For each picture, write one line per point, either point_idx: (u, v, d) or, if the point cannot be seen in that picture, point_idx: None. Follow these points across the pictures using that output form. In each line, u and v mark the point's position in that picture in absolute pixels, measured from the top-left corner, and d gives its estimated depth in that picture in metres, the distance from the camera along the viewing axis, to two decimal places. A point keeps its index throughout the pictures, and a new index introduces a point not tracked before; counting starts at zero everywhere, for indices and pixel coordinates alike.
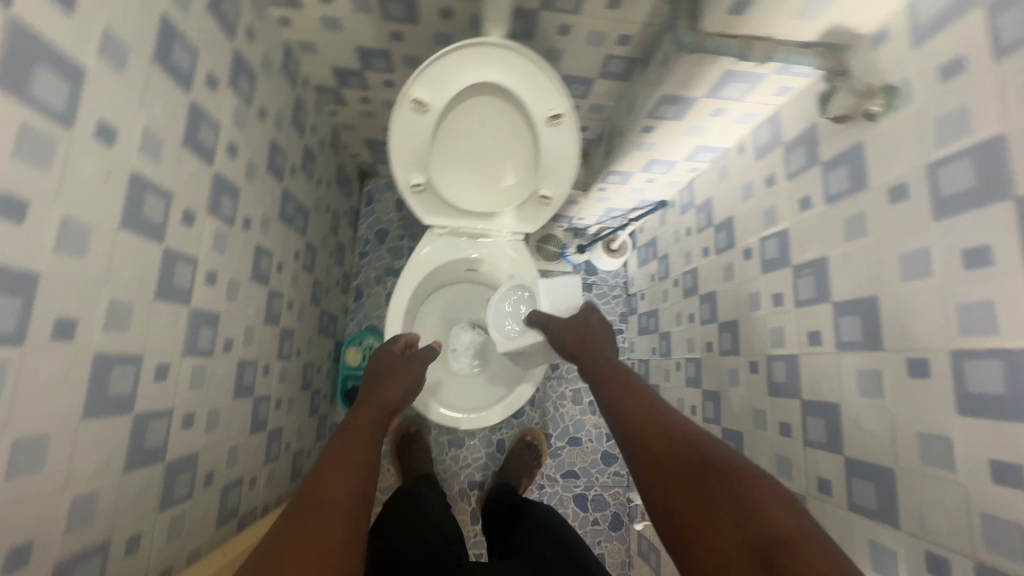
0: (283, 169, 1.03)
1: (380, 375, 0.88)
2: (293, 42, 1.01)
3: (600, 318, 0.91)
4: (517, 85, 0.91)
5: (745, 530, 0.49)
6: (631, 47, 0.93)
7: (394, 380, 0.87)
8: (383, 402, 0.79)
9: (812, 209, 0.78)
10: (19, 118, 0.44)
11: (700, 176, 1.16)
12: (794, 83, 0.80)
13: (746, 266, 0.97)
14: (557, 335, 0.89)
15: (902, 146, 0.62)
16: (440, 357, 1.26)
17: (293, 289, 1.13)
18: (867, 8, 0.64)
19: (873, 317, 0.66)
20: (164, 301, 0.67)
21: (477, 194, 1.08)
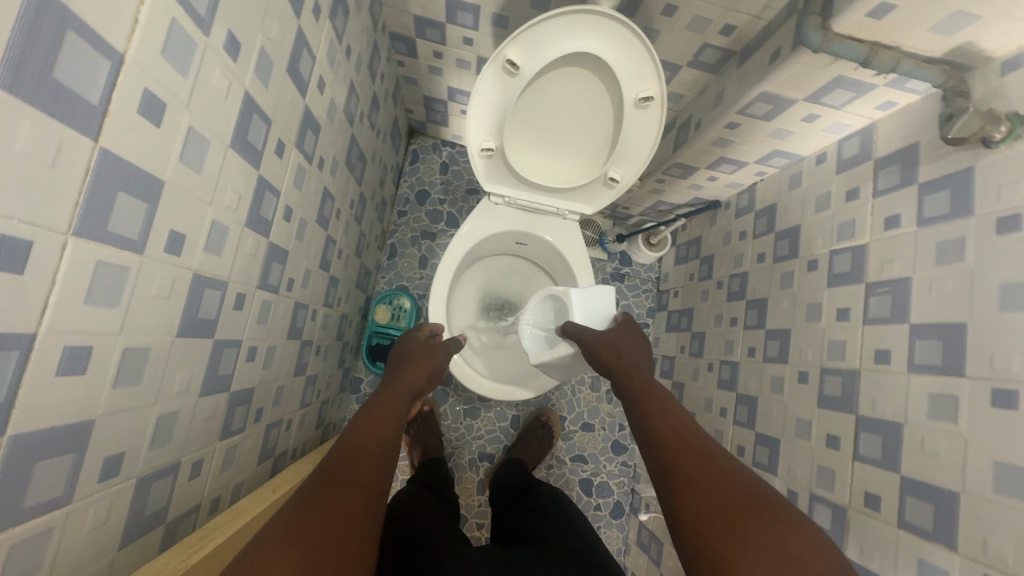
0: (354, 113, 1.00)
1: (400, 361, 0.82)
2: None
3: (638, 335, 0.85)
4: (613, 62, 0.89)
5: (784, 570, 0.44)
6: (732, 39, 0.91)
7: (415, 365, 0.82)
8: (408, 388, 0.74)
9: (900, 228, 0.78)
10: (172, 14, 0.42)
11: (766, 181, 1.14)
12: (900, 99, 0.80)
13: (808, 277, 0.96)
14: (592, 346, 0.81)
15: (1021, 177, 0.62)
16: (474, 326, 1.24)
17: (344, 237, 1.11)
18: (1008, 32, 0.62)
19: (957, 344, 0.66)
20: (251, 230, 0.65)
21: (543, 168, 1.07)
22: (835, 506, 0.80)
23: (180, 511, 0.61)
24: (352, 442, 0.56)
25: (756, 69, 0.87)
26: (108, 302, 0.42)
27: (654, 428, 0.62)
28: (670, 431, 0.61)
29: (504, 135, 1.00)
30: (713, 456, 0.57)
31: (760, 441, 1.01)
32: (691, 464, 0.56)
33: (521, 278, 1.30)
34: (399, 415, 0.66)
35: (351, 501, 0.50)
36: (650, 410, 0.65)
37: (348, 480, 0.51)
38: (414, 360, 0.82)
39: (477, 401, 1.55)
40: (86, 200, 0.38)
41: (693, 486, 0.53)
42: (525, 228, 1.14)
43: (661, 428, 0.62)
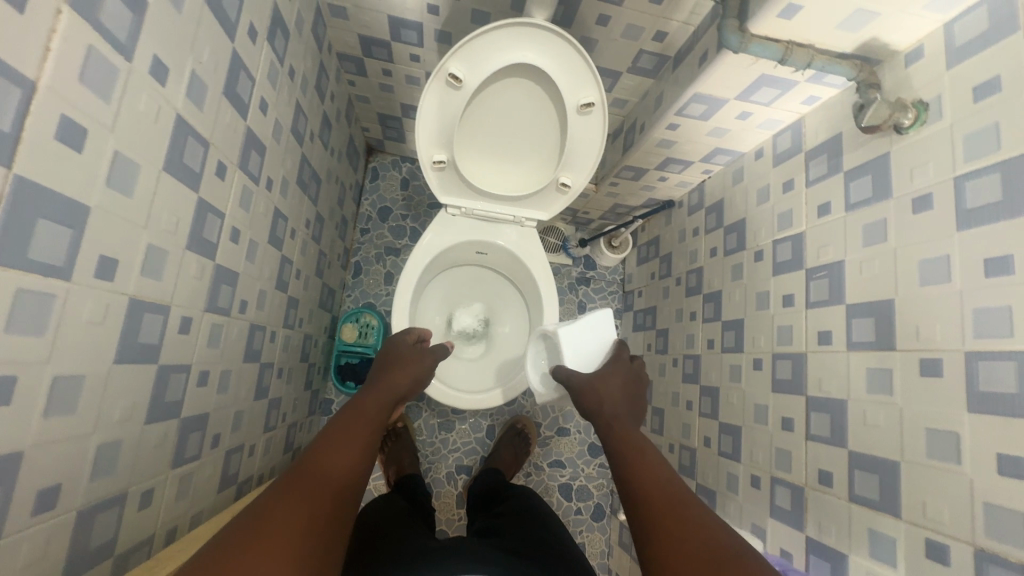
0: (303, 133, 1.01)
1: (389, 364, 0.78)
2: (324, 5, 0.99)
3: (631, 379, 0.74)
4: (554, 70, 0.92)
5: None
6: (665, 44, 0.96)
7: (404, 366, 0.78)
8: (393, 387, 0.70)
9: (831, 214, 0.82)
10: (90, 40, 0.43)
11: (713, 178, 1.19)
12: (821, 94, 0.84)
13: (756, 267, 1.00)
14: (578, 389, 0.73)
15: (928, 160, 0.66)
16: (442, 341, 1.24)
17: (302, 257, 1.10)
18: (906, 27, 0.67)
19: (887, 320, 0.69)
20: (195, 253, 0.65)
21: (497, 177, 1.09)
22: (794, 486, 0.82)
23: (130, 543, 0.60)
24: (328, 445, 0.54)
25: (688, 71, 0.90)
26: (33, 329, 0.42)
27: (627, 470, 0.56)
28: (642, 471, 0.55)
29: (454, 147, 1.02)
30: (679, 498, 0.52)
31: (724, 430, 1.03)
32: (664, 512, 0.50)
33: (484, 289, 1.32)
34: (381, 420, 0.63)
35: (321, 508, 0.49)
36: (622, 455, 0.58)
37: (314, 488, 0.50)
38: (403, 364, 0.78)
39: (451, 414, 1.55)
40: (3, 227, 0.38)
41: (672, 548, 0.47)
42: (484, 238, 1.16)
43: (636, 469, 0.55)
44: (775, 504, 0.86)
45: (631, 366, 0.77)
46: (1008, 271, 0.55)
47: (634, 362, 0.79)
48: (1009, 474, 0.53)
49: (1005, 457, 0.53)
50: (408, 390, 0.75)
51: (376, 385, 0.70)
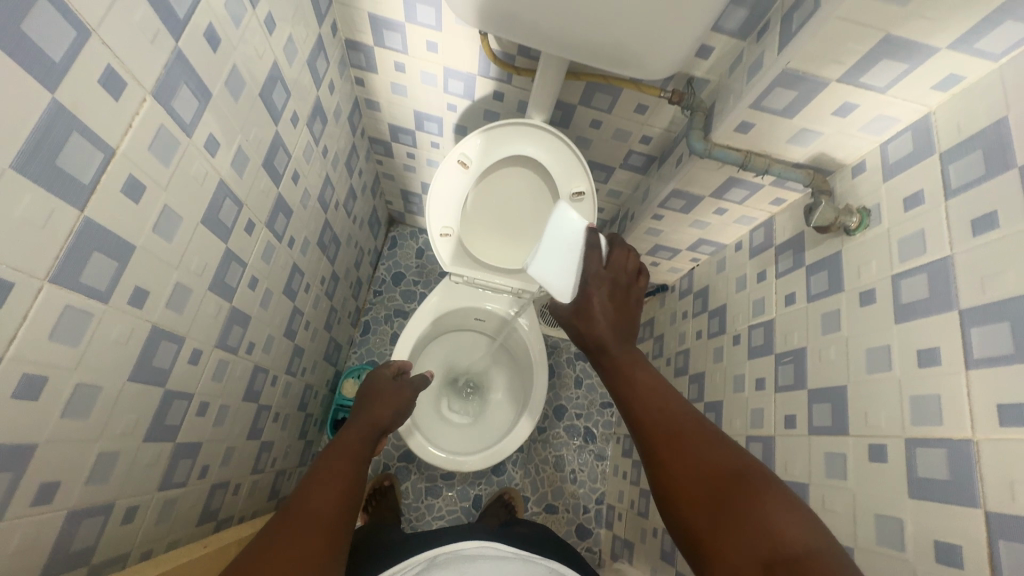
0: (329, 201, 1.15)
1: (368, 400, 0.84)
2: (361, 99, 1.17)
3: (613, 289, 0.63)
4: (550, 162, 1.05)
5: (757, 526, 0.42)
6: (651, 146, 1.08)
7: (382, 401, 0.84)
8: (372, 421, 0.77)
9: (796, 304, 0.88)
10: (161, 121, 0.56)
11: (700, 266, 1.27)
12: (787, 196, 0.94)
13: (734, 350, 1.05)
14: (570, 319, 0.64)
15: (871, 259, 0.73)
16: (435, 401, 1.29)
17: (313, 310, 1.20)
18: (847, 145, 0.77)
19: (842, 405, 0.72)
20: (215, 293, 0.75)
21: (497, 251, 1.20)
22: None
23: (107, 555, 0.64)
24: (317, 483, 0.60)
25: (669, 170, 1.02)
26: (70, 341, 0.50)
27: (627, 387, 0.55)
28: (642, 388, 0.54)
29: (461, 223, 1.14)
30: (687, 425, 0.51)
31: None
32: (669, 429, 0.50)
33: (479, 354, 1.37)
34: (365, 452, 0.69)
35: (311, 530, 0.54)
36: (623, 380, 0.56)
37: (308, 516, 0.55)
38: (382, 397, 0.84)
39: (439, 479, 1.55)
40: (67, 254, 0.48)
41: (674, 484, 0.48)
42: (482, 306, 1.24)
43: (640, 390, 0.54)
44: None
45: (618, 276, 0.64)
46: (936, 361, 0.60)
47: (610, 265, 0.65)
48: (945, 562, 0.54)
49: (941, 545, 0.54)
50: (390, 423, 0.80)
51: (358, 418, 0.77)
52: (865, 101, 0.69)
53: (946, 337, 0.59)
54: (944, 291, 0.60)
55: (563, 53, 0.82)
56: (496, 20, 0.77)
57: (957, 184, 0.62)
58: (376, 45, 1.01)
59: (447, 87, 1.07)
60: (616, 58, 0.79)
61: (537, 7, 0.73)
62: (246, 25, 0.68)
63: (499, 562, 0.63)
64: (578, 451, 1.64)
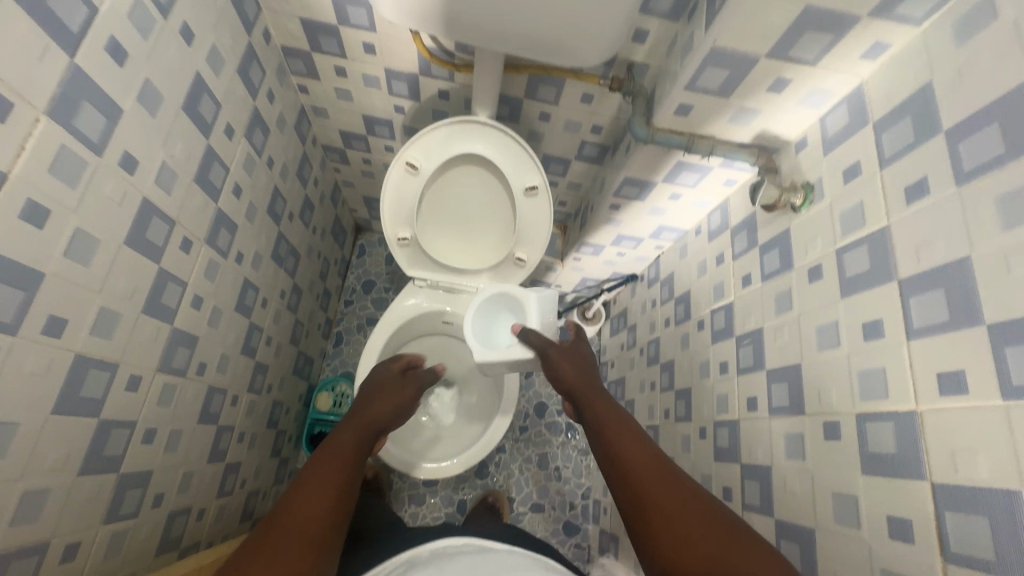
0: (281, 213, 1.12)
1: (372, 395, 0.77)
2: (308, 107, 1.15)
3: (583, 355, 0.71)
4: (500, 159, 1.03)
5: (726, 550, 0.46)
6: (602, 135, 1.07)
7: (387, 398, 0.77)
8: (373, 421, 0.71)
9: (752, 285, 0.87)
10: (62, 141, 0.53)
11: (665, 253, 1.27)
12: (737, 177, 0.93)
13: (699, 336, 1.04)
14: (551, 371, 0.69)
15: (816, 235, 0.72)
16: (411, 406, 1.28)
17: (274, 325, 1.17)
18: (787, 121, 0.77)
19: (798, 385, 0.72)
20: (151, 316, 0.73)
21: (459, 252, 1.18)
22: None
23: None
24: (302, 492, 0.57)
25: (621, 159, 1.01)
26: None
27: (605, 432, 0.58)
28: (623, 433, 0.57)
29: (417, 226, 1.12)
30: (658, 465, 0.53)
31: None
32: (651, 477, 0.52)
33: (452, 357, 1.36)
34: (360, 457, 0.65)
35: (288, 553, 0.51)
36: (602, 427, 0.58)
37: (285, 542, 0.52)
38: (387, 392, 0.78)
39: (423, 487, 1.53)
40: None
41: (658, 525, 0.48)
42: (447, 308, 1.22)
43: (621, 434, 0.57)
44: None
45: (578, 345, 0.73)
46: (880, 334, 0.59)
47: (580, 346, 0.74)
48: (898, 538, 0.53)
49: (893, 520, 0.54)
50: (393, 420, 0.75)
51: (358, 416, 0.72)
52: (798, 75, 0.68)
53: (888, 308, 0.58)
54: (884, 262, 0.60)
55: (499, 47, 0.80)
56: (428, 15, 0.75)
57: (891, 153, 0.61)
58: (313, 50, 0.98)
59: (391, 89, 1.05)
60: (549, 48, 0.77)
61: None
62: (158, 37, 0.66)
63: (481, 556, 0.59)
64: (561, 447, 1.63)
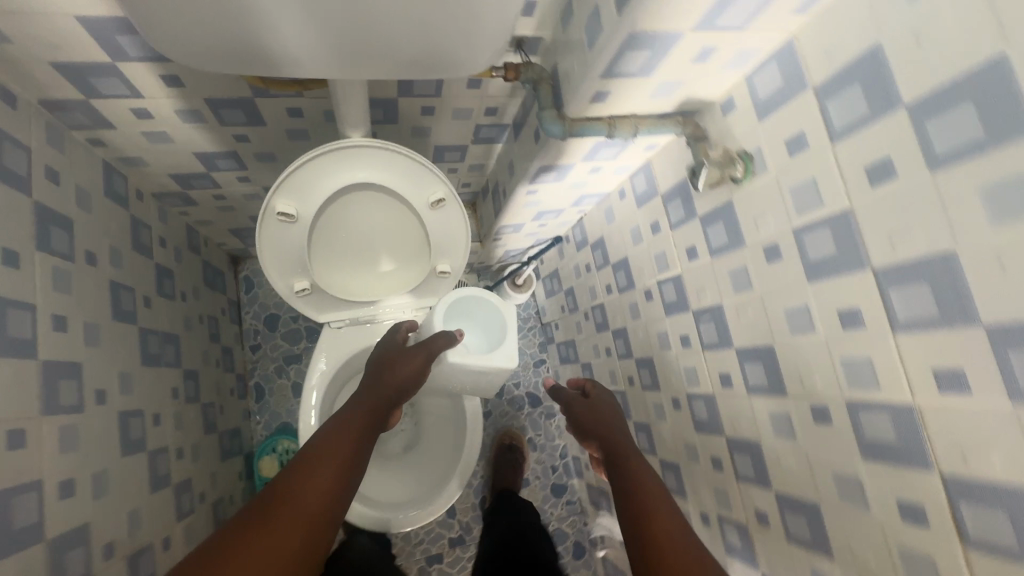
0: (134, 307, 0.88)
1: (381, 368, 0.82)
2: (114, 160, 0.87)
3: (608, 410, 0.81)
4: (390, 179, 0.87)
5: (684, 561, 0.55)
6: (499, 116, 0.92)
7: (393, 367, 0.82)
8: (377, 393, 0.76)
9: (699, 259, 0.82)
10: None
11: (590, 215, 1.19)
12: (659, 140, 0.84)
13: (649, 307, 1.00)
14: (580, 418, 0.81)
15: (767, 211, 0.67)
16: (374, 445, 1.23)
17: (179, 431, 0.97)
18: (711, 85, 0.68)
19: (774, 365, 0.70)
20: (8, 555, 0.54)
21: (376, 283, 1.02)
22: (738, 524, 0.83)
23: None
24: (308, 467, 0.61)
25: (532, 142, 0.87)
26: None
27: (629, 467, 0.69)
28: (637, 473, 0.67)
29: (315, 271, 0.95)
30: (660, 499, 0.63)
31: (666, 467, 1.04)
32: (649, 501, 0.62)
33: None
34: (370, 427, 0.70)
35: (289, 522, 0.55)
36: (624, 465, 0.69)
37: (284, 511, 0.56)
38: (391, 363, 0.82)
39: None
40: None
41: (656, 535, 0.58)
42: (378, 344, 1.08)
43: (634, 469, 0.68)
44: (728, 543, 0.87)
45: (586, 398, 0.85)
46: (860, 322, 0.56)
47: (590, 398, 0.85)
48: (913, 521, 0.54)
49: (905, 505, 0.55)
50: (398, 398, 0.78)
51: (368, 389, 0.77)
52: (723, 42, 0.58)
53: (866, 297, 0.55)
54: (854, 248, 0.56)
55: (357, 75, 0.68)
56: (235, 63, 0.61)
57: (841, 125, 0.55)
58: (90, 97, 0.71)
59: (222, 119, 0.80)
60: (415, 66, 0.66)
61: (279, 40, 0.58)
62: None
63: None
64: (529, 418, 1.62)
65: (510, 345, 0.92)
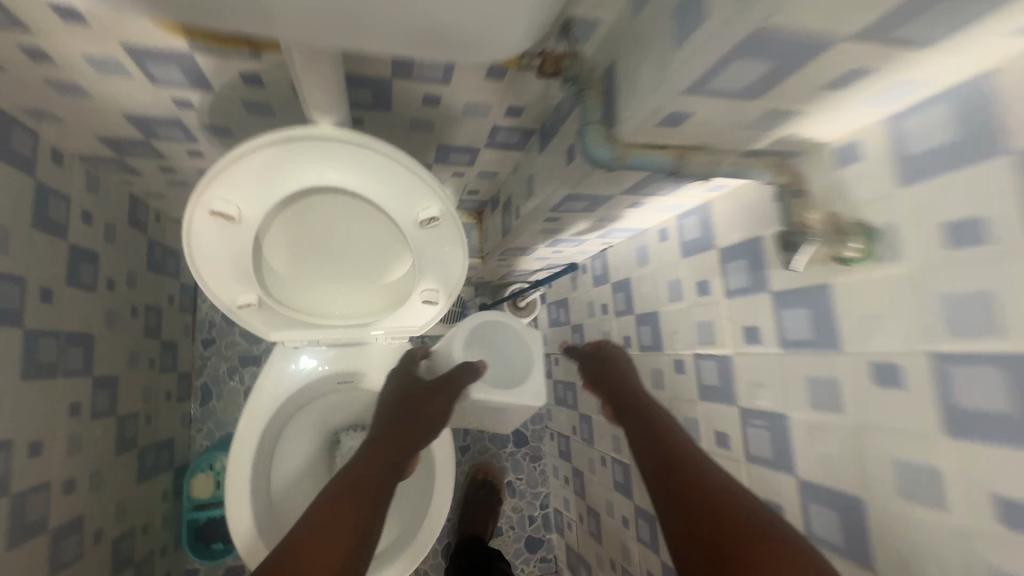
0: (22, 303, 0.68)
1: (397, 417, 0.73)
2: (16, 111, 0.67)
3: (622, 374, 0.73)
4: (365, 184, 0.68)
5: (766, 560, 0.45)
6: (524, 118, 0.72)
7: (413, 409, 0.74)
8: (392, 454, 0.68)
9: (762, 347, 0.62)
10: None
11: (616, 250, 0.99)
12: (729, 181, 0.64)
13: (678, 381, 0.80)
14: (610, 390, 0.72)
15: (887, 314, 0.46)
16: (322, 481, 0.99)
17: (73, 457, 0.78)
18: (831, 121, 0.47)
19: (857, 523, 0.50)
20: None
21: (344, 303, 0.84)
22: None
23: None
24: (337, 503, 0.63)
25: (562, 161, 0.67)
26: None
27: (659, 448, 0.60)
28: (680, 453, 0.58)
29: (266, 282, 0.76)
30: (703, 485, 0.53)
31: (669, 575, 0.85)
32: (702, 499, 0.52)
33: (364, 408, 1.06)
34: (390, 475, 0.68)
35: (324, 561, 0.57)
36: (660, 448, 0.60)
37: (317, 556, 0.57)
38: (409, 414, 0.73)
39: None
40: None
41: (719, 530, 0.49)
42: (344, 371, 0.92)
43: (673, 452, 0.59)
44: None
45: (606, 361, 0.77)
46: None
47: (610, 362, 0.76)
48: None
49: None
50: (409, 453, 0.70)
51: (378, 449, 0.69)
52: (884, 64, 0.38)
53: None
54: None
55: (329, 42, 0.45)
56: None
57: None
58: None
59: (155, 77, 0.60)
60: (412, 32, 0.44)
61: None
62: None
63: None
64: (511, 459, 1.43)
65: (538, 380, 0.79)
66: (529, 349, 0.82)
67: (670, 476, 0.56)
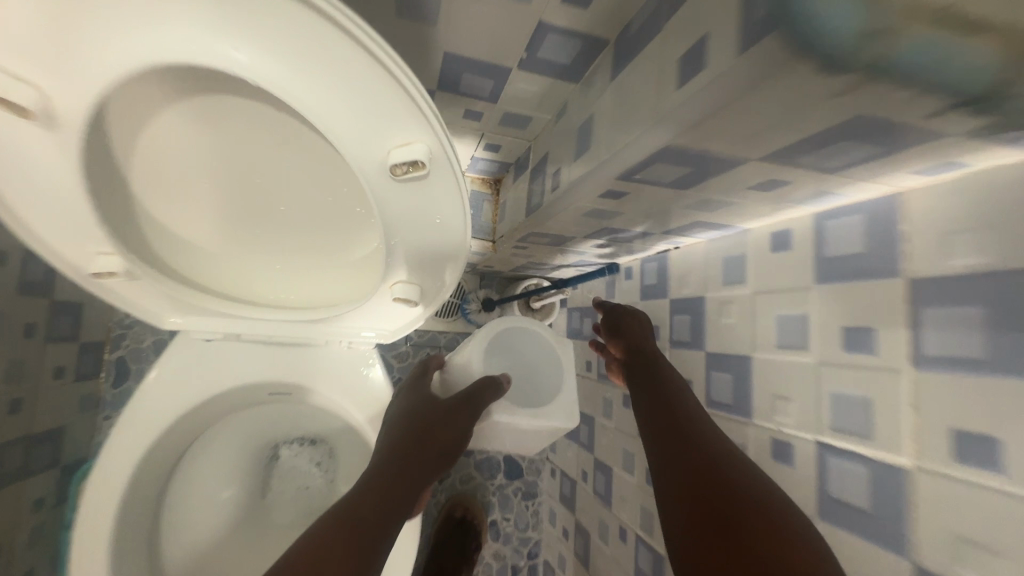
0: None
1: (422, 422, 0.61)
2: None
3: (642, 329, 0.65)
4: (300, 87, 0.36)
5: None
6: (588, 13, 0.45)
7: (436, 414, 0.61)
8: (413, 463, 0.56)
9: (996, 468, 0.33)
10: None
11: (683, 254, 0.69)
12: (974, 160, 0.33)
13: (774, 469, 0.51)
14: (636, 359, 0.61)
15: None
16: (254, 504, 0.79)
17: None
18: None
19: None
20: None
21: (286, 272, 0.59)
22: None
23: None
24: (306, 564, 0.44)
25: (663, 84, 0.37)
26: None
27: (686, 453, 0.45)
28: (703, 453, 0.44)
29: (160, 232, 0.52)
30: (716, 467, 0.43)
31: None
32: (709, 483, 0.41)
33: (312, 420, 0.81)
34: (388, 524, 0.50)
35: None
36: (664, 427, 0.49)
37: None
38: (430, 415, 0.61)
39: None
40: None
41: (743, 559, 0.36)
42: (284, 377, 0.69)
43: (696, 457, 0.44)
44: None
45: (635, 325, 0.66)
46: None
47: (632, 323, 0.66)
48: None
49: None
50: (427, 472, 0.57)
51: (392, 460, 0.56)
52: None
53: None
54: None
55: None
56: None
57: None
58: None
59: None
60: None
61: None
62: None
63: None
64: (499, 493, 1.16)
65: (567, 399, 0.69)
66: (553, 358, 0.73)
67: (682, 453, 0.45)
